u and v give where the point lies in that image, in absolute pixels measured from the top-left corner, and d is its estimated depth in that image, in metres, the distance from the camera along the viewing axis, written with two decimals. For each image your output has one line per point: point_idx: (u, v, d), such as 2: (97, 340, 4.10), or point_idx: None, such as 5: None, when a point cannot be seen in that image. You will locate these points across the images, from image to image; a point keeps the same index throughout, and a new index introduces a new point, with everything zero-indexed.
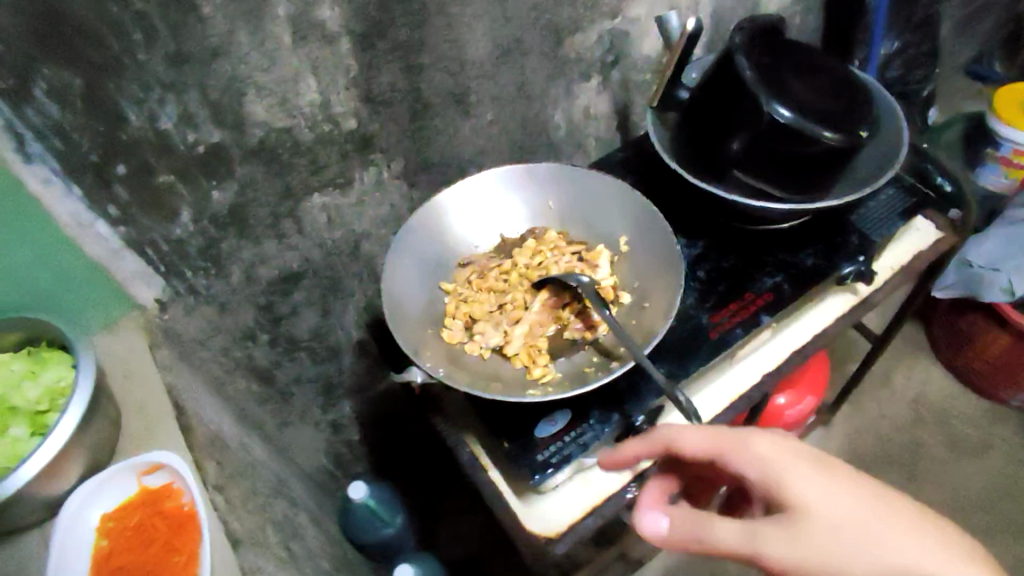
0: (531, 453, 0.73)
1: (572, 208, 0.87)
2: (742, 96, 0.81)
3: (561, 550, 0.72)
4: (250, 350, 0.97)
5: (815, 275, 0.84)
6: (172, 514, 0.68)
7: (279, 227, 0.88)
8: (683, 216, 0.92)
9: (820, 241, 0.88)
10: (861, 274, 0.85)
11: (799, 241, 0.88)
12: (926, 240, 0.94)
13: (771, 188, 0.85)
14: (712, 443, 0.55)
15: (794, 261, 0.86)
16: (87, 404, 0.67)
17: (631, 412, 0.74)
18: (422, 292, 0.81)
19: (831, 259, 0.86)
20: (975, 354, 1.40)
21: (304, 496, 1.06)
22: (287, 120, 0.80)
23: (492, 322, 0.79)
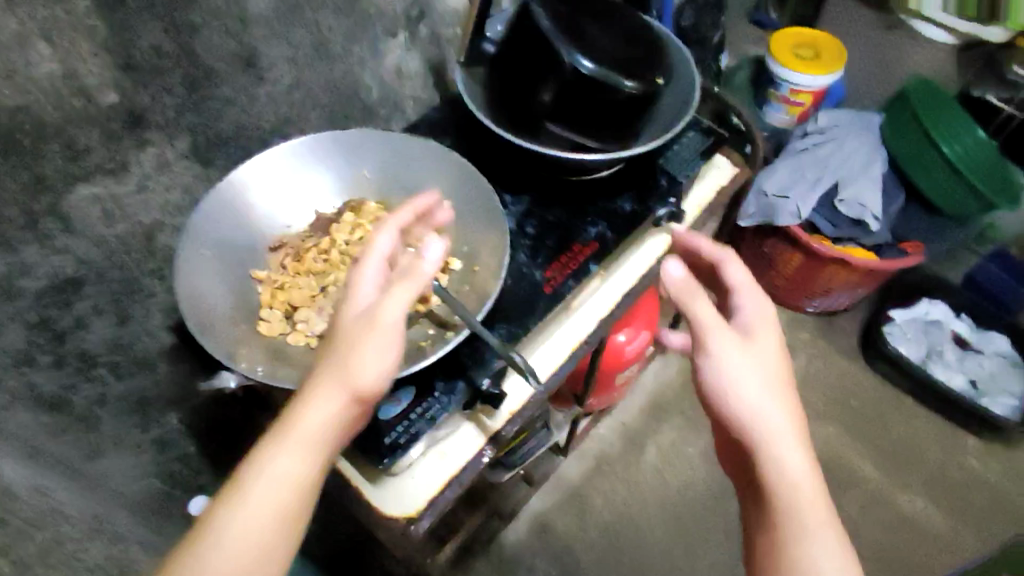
0: (378, 437, 0.69)
1: (390, 175, 0.81)
2: (545, 48, 0.80)
3: (423, 528, 0.70)
4: (29, 377, 0.78)
5: (635, 219, 0.86)
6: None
7: (37, 230, 0.71)
8: (504, 174, 0.89)
9: (634, 187, 0.89)
10: (673, 215, 0.90)
11: (615, 188, 0.89)
12: (726, 177, 1.00)
13: (586, 138, 0.85)
14: (758, 310, 0.68)
15: (614, 209, 0.87)
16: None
17: (477, 377, 0.72)
18: (230, 283, 0.71)
19: (645, 202, 0.88)
20: (774, 275, 1.57)
21: (128, 527, 0.94)
22: (19, 97, 0.64)
23: (314, 307, 0.72)
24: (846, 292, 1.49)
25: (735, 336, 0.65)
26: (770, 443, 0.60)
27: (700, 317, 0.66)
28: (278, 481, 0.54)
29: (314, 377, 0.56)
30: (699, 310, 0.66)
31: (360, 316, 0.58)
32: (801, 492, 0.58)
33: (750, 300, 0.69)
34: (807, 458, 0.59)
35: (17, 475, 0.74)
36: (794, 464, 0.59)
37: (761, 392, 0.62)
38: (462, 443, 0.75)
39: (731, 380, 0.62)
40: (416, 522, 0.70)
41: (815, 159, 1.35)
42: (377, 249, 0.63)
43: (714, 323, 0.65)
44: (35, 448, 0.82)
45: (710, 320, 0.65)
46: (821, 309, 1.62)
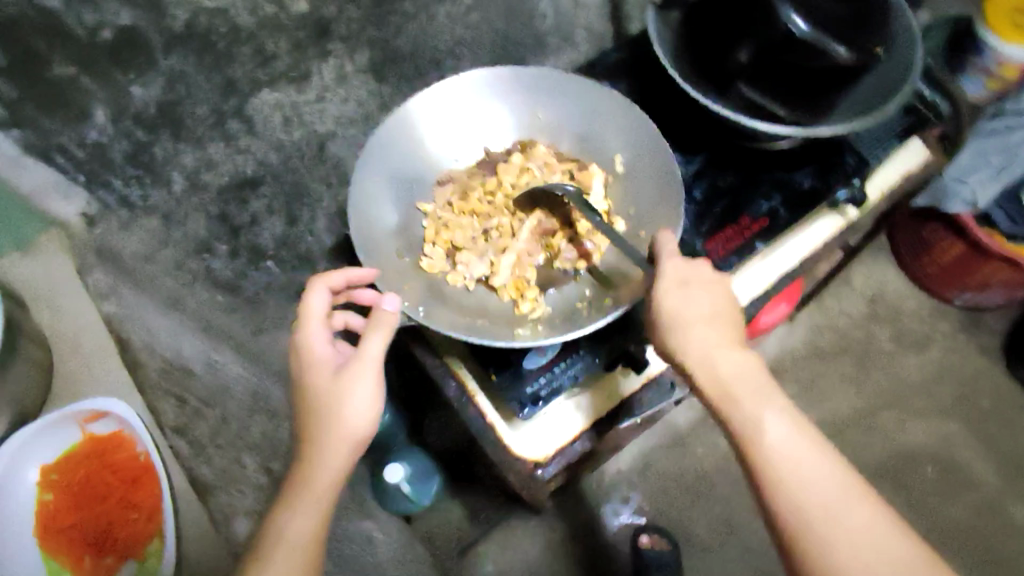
0: (520, 385, 0.69)
1: (567, 121, 0.78)
2: (756, 4, 0.77)
3: (549, 475, 0.71)
4: (207, 261, 0.83)
5: (814, 198, 0.80)
6: (127, 463, 0.89)
7: (224, 128, 0.75)
8: (680, 128, 0.84)
9: (819, 162, 0.83)
10: (853, 199, 0.82)
11: (798, 160, 0.83)
12: (914, 161, 0.91)
13: (777, 105, 0.80)
14: (702, 292, 0.63)
15: (789, 182, 0.81)
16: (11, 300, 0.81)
17: (623, 342, 0.72)
18: (397, 213, 0.72)
19: (827, 180, 0.81)
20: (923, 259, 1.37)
21: None
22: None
23: (476, 251, 0.72)
24: (1005, 291, 1.27)
25: (707, 332, 0.61)
26: (752, 449, 0.55)
27: (673, 334, 0.61)
28: (295, 542, 0.58)
29: (306, 439, 0.61)
30: (673, 317, 0.61)
31: (342, 369, 0.62)
32: (804, 476, 0.53)
33: (687, 291, 0.62)
34: (802, 438, 0.55)
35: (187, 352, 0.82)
36: (784, 446, 0.55)
37: (739, 379, 0.58)
38: (600, 399, 0.74)
39: (718, 381, 0.59)
40: (544, 469, 0.71)
41: (1009, 141, 1.10)
42: (312, 321, 0.64)
43: (686, 325, 0.61)
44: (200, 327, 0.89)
45: (678, 332, 0.61)
46: (970, 305, 1.39)
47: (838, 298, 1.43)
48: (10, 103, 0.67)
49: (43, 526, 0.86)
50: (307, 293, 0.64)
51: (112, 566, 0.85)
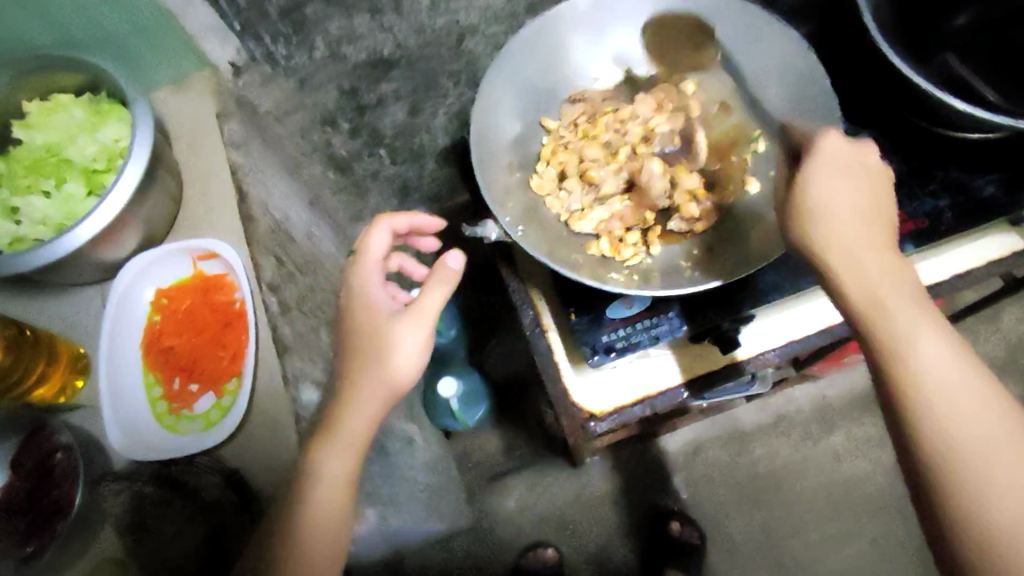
0: (596, 331, 0.69)
1: (724, 59, 0.68)
2: None
3: (601, 429, 0.70)
4: (328, 135, 0.91)
5: (990, 207, 0.66)
6: (223, 309, 0.69)
7: (375, 1, 0.73)
8: (858, 95, 0.73)
9: (1011, 168, 0.68)
10: None
11: (984, 161, 0.68)
12: None
13: (982, 83, 0.66)
14: (849, 185, 0.52)
15: (967, 185, 0.68)
16: (144, 165, 0.62)
17: (716, 318, 0.68)
18: (519, 124, 0.69)
19: (1017, 192, 0.67)
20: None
21: None
22: None
23: (584, 182, 0.68)
24: None
25: (857, 237, 0.51)
26: (924, 394, 0.46)
27: (818, 231, 0.51)
28: (327, 485, 0.55)
29: (350, 380, 0.58)
30: (815, 211, 0.51)
31: (394, 315, 0.59)
32: (964, 426, 0.45)
33: (835, 177, 0.52)
34: (956, 357, 0.47)
35: (296, 219, 0.86)
36: (934, 385, 0.46)
37: (889, 291, 0.49)
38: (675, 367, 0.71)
39: (865, 289, 0.49)
40: (596, 424, 0.70)
41: None
42: (373, 269, 0.62)
43: (829, 217, 0.51)
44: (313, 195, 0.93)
45: (822, 225, 0.51)
46: None
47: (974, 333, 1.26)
48: None
49: (152, 347, 0.68)
50: (371, 231, 0.63)
51: (173, 414, 0.66)
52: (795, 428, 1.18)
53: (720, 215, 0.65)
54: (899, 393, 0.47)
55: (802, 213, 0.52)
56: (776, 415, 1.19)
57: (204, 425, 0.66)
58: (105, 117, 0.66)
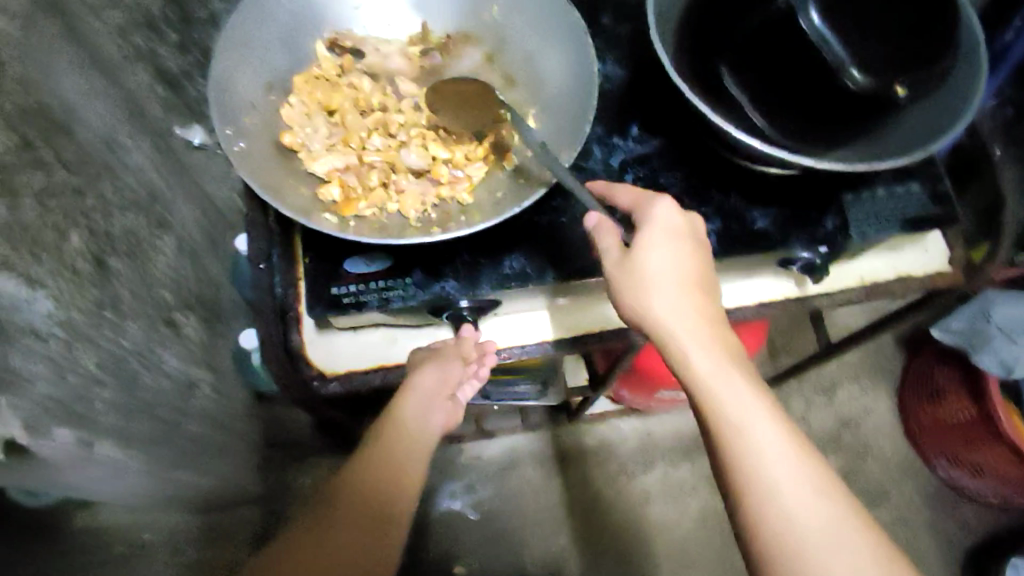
0: (327, 283, 0.63)
1: (518, 32, 0.64)
2: None
3: (328, 392, 0.66)
4: (153, 42, 0.89)
5: (753, 241, 0.64)
6: None
7: None
8: (664, 106, 0.70)
9: (791, 205, 0.65)
10: (810, 267, 0.64)
11: (767, 193, 0.66)
12: (922, 267, 0.71)
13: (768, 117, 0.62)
14: (682, 258, 0.56)
15: (741, 215, 0.65)
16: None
17: (454, 295, 0.63)
18: (287, 45, 0.63)
19: (786, 232, 0.64)
20: (931, 410, 1.20)
21: (188, 226, 1.00)
22: None
23: (339, 125, 0.62)
24: (996, 484, 1.13)
25: (673, 300, 0.56)
26: (774, 493, 0.50)
27: (629, 296, 0.56)
28: None
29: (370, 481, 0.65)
30: (640, 272, 0.55)
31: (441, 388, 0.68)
32: (784, 506, 0.50)
33: (673, 247, 0.56)
34: (790, 444, 0.52)
35: (95, 115, 0.80)
36: (782, 472, 0.51)
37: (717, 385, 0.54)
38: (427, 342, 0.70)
39: (676, 343, 0.55)
40: (322, 384, 0.66)
41: None
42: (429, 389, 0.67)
43: (655, 292, 0.55)
44: (138, 108, 0.89)
45: (633, 290, 0.55)
46: (952, 486, 1.24)
47: (807, 403, 1.31)
48: None
49: None
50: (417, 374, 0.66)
51: None
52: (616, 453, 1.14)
53: (472, 185, 0.60)
54: (721, 445, 0.53)
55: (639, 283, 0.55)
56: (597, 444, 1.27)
57: None
58: None
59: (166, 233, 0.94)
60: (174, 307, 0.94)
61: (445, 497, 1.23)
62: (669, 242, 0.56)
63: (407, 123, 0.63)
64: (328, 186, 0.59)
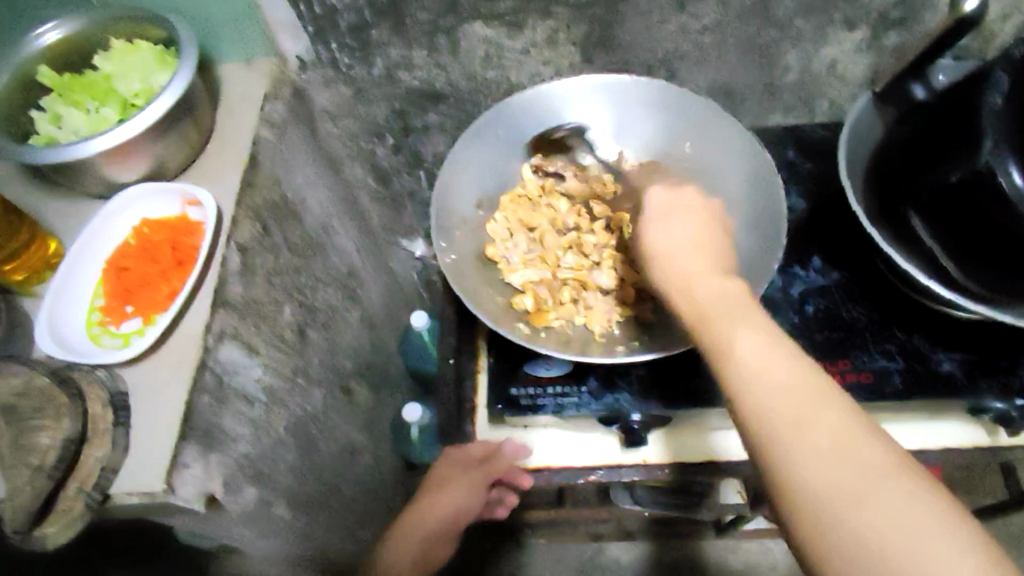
0: (507, 382, 0.68)
1: (709, 168, 0.68)
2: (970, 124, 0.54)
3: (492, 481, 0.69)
4: (375, 144, 1.02)
5: (939, 385, 0.61)
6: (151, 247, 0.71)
7: (433, 41, 0.85)
8: (847, 241, 0.70)
9: (981, 351, 0.62)
10: (1007, 419, 0.58)
11: (953, 336, 0.63)
12: None
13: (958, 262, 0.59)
14: (689, 222, 0.55)
15: (923, 356, 0.62)
16: (178, 98, 0.69)
17: (628, 407, 0.65)
18: (494, 169, 0.70)
19: (974, 378, 0.61)
20: None
21: (370, 302, 1.10)
22: None
23: (537, 242, 0.69)
24: None
25: (691, 258, 0.52)
26: (761, 419, 0.41)
27: (659, 269, 0.53)
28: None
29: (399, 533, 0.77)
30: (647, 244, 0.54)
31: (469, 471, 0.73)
32: (801, 452, 0.39)
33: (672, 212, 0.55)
34: (794, 379, 0.42)
35: (316, 205, 0.92)
36: (761, 354, 0.43)
37: (723, 324, 0.46)
38: (595, 448, 0.69)
39: (690, 300, 0.49)
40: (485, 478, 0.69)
41: None
42: (456, 504, 0.76)
43: (669, 257, 0.52)
44: (349, 195, 1.03)
45: (659, 261, 0.53)
46: None
47: None
48: None
49: (114, 267, 0.71)
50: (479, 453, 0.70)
51: (102, 327, 0.69)
52: None
53: (657, 307, 0.63)
54: (742, 417, 0.43)
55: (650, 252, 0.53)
56: (744, 564, 1.20)
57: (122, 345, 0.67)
58: (160, 67, 0.74)
59: (353, 307, 1.03)
60: (351, 375, 1.02)
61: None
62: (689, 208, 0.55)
63: (599, 243, 0.68)
64: (523, 296, 0.64)
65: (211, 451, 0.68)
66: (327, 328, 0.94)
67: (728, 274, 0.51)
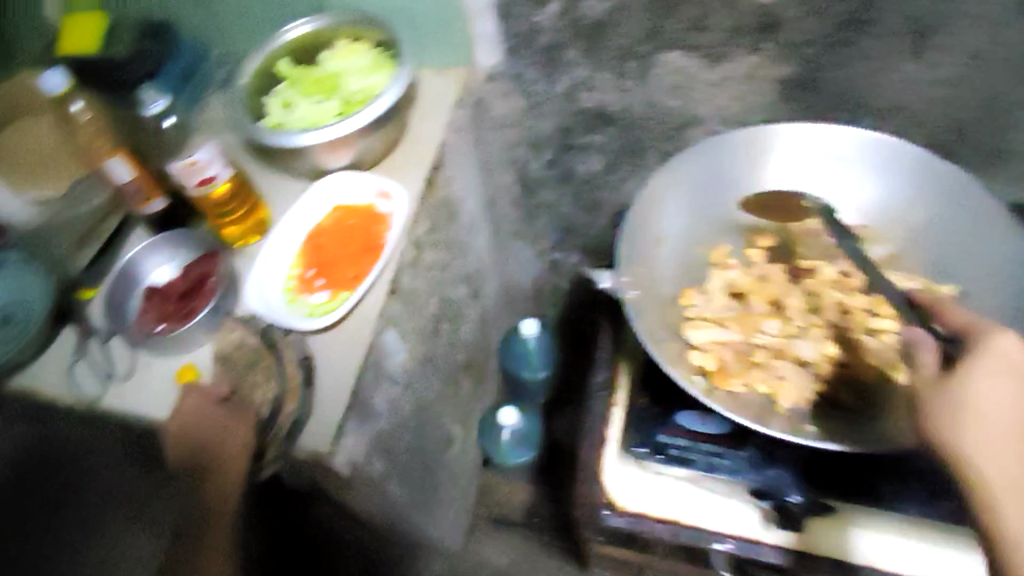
0: (657, 428, 0.69)
1: (925, 249, 0.66)
2: None
3: (614, 523, 0.69)
4: (529, 156, 0.99)
5: None
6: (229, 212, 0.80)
7: (619, 66, 0.83)
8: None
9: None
10: None
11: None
12: None
13: None
14: (1013, 398, 0.48)
15: None
16: (388, 108, 0.77)
17: (786, 487, 0.64)
18: (686, 206, 0.69)
19: None
20: None
21: (492, 306, 1.07)
22: None
23: (725, 299, 0.68)
24: None
25: (997, 434, 0.48)
26: None
27: (949, 427, 0.49)
28: None
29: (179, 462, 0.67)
30: (953, 393, 0.49)
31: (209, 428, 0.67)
32: None
33: (1002, 382, 0.48)
34: None
35: (471, 208, 0.93)
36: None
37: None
38: (727, 514, 0.69)
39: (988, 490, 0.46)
40: (610, 515, 0.69)
41: None
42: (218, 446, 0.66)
43: (974, 420, 0.48)
44: (494, 201, 1.00)
45: (951, 417, 0.49)
46: None
47: None
48: None
49: (311, 241, 0.80)
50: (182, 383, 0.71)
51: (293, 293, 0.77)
52: None
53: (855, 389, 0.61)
54: None
55: (947, 413, 0.49)
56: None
57: (304, 313, 0.75)
58: (379, 69, 0.82)
59: (477, 306, 1.00)
60: (467, 373, 1.02)
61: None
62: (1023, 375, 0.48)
63: (796, 313, 0.67)
64: (701, 354, 0.64)
65: (369, 423, 0.71)
66: (457, 328, 0.95)
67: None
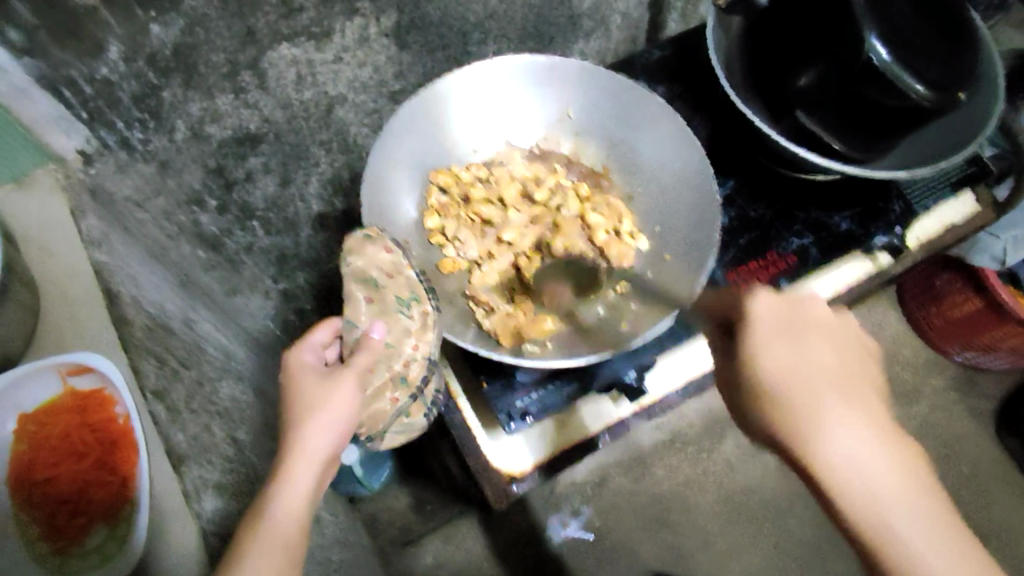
0: (510, 397, 0.75)
1: (590, 133, 0.86)
2: (847, 23, 0.70)
3: (518, 489, 0.77)
4: (196, 214, 0.78)
5: (845, 241, 0.83)
6: None
7: (235, 81, 0.70)
8: (721, 150, 0.89)
9: (861, 205, 0.86)
10: (892, 247, 0.84)
11: (838, 202, 0.85)
12: (960, 215, 0.88)
13: (832, 136, 0.76)
14: (798, 334, 0.58)
15: (827, 223, 0.84)
16: None
17: (621, 369, 0.77)
18: (416, 188, 0.81)
19: (866, 227, 0.84)
20: (937, 308, 1.43)
21: (256, 376, 0.93)
22: None
23: (495, 270, 0.80)
24: (1010, 354, 1.35)
25: (806, 367, 0.57)
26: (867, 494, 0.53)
27: (769, 364, 0.57)
28: None
29: None
30: (751, 336, 0.58)
31: None
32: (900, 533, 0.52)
33: (785, 323, 0.58)
34: (893, 464, 0.54)
35: (172, 310, 0.75)
36: (908, 511, 0.52)
37: (834, 418, 0.55)
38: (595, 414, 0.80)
39: (799, 403, 0.56)
40: (516, 484, 0.77)
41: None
42: None
43: (778, 356, 0.57)
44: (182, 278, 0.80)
45: (768, 354, 0.57)
46: (968, 363, 1.49)
47: None
48: (24, 30, 0.53)
49: (27, 485, 0.61)
50: None
51: (61, 553, 0.58)
52: (681, 446, 1.44)
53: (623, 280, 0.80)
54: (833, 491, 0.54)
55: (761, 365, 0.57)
56: (670, 433, 1.44)
57: (98, 563, 0.57)
58: None
59: (247, 387, 0.86)
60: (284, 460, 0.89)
61: (559, 526, 1.36)
62: (793, 316, 0.59)
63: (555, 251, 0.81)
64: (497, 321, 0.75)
65: None
66: (256, 429, 0.83)
67: (820, 366, 0.57)
